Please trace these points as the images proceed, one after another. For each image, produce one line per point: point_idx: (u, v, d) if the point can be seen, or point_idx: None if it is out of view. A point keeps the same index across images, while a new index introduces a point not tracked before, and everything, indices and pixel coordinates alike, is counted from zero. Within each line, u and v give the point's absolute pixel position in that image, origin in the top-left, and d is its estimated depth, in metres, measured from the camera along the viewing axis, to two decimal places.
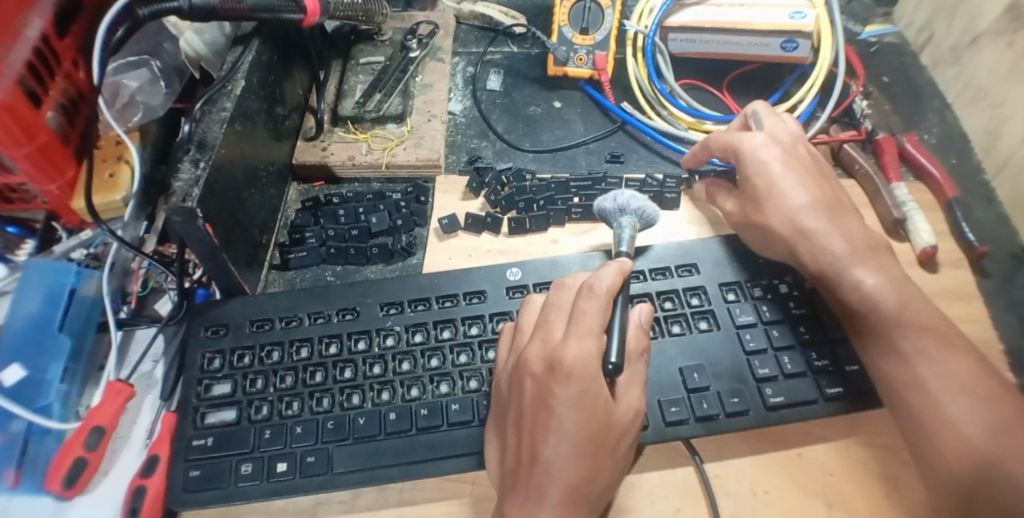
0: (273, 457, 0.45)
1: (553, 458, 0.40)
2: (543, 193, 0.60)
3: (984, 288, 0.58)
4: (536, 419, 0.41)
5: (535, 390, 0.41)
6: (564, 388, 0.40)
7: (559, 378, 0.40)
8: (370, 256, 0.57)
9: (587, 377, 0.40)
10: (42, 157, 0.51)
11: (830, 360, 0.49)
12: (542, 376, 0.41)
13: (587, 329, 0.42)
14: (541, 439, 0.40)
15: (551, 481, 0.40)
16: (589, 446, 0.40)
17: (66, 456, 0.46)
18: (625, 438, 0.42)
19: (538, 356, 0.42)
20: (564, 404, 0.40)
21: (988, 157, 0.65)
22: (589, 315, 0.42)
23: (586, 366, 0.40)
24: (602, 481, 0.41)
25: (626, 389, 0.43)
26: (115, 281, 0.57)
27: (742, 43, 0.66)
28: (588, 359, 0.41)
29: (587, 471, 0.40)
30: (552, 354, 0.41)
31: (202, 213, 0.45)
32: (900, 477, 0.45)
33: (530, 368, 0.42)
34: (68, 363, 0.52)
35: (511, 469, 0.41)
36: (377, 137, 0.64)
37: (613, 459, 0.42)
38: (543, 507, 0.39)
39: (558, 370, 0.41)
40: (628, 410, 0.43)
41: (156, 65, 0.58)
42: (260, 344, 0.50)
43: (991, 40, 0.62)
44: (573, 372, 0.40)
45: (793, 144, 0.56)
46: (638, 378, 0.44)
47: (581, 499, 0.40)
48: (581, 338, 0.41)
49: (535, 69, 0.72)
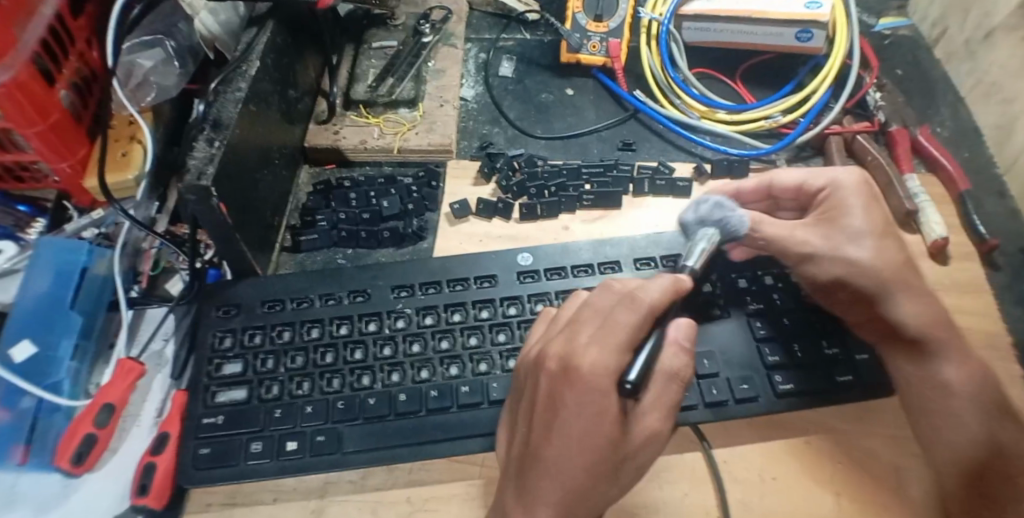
0: (281, 436, 0.45)
1: (556, 460, 0.36)
2: (555, 180, 0.60)
3: (996, 281, 0.57)
4: (544, 417, 0.38)
5: (548, 387, 0.38)
6: (575, 394, 0.37)
7: (572, 381, 0.37)
8: (381, 240, 0.57)
9: (601, 386, 0.37)
10: (56, 136, 0.51)
11: (842, 349, 0.49)
12: (556, 376, 0.38)
13: (617, 340, 0.38)
14: (547, 438, 0.37)
15: (551, 483, 0.36)
16: (596, 458, 0.36)
17: (77, 432, 0.47)
18: (636, 459, 0.38)
19: (556, 355, 0.39)
20: (574, 408, 0.36)
21: (1000, 152, 0.64)
22: (622, 326, 0.39)
23: (604, 376, 0.37)
24: (607, 495, 0.38)
25: (647, 414, 0.39)
26: (125, 260, 0.57)
27: (757, 33, 0.66)
28: (605, 369, 0.37)
29: (592, 482, 0.37)
30: (570, 357, 0.38)
31: (216, 192, 0.45)
32: (910, 467, 0.45)
33: (546, 366, 0.39)
34: (78, 340, 0.52)
35: (515, 463, 0.39)
36: (388, 121, 0.63)
37: (621, 477, 0.38)
38: (539, 506, 0.37)
39: (571, 374, 0.37)
40: (643, 433, 0.38)
41: (170, 45, 0.57)
42: (271, 325, 0.50)
43: (1006, 34, 0.62)
44: (588, 379, 0.37)
45: (842, 191, 0.49)
46: (666, 404, 0.39)
47: (580, 508, 0.37)
48: (604, 350, 0.38)
49: (548, 56, 0.72)
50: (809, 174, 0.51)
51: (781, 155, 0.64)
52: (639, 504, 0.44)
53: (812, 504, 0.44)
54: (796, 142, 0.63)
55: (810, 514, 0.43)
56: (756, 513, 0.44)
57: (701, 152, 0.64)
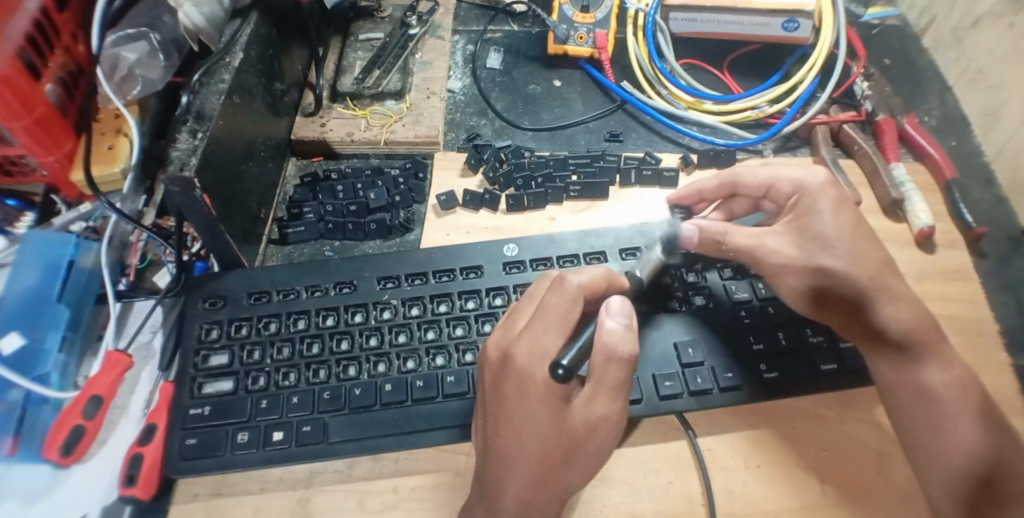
0: (268, 427, 0.46)
1: (507, 452, 0.38)
2: (541, 170, 0.60)
3: (981, 269, 0.58)
4: (493, 412, 0.39)
5: (491, 383, 0.39)
6: (515, 386, 0.38)
7: (509, 372, 0.38)
8: (368, 231, 0.57)
9: (535, 373, 0.38)
10: (43, 130, 0.51)
11: (825, 336, 0.49)
12: (496, 368, 0.39)
13: (548, 324, 0.39)
14: (497, 431, 0.38)
15: (507, 474, 0.38)
16: (544, 447, 0.37)
17: (64, 424, 0.47)
18: (585, 447, 0.39)
19: (494, 347, 0.40)
20: (514, 399, 0.38)
21: (987, 140, 0.65)
22: (552, 310, 0.40)
23: (538, 364, 0.38)
24: (565, 483, 0.39)
25: (590, 398, 0.39)
26: (113, 253, 0.57)
27: (743, 23, 0.66)
28: (538, 355, 0.38)
29: (543, 470, 0.38)
30: (507, 347, 0.39)
31: (199, 183, 0.45)
32: (894, 454, 0.46)
33: (488, 359, 0.40)
34: (66, 333, 0.52)
35: (478, 459, 0.40)
36: (375, 113, 0.64)
37: (573, 467, 0.39)
38: (502, 501, 0.38)
39: (508, 366, 0.39)
40: (586, 419, 0.38)
41: (155, 38, 0.57)
42: (256, 316, 0.50)
43: (992, 22, 0.62)
44: (523, 369, 0.38)
45: (806, 195, 0.49)
46: (608, 383, 0.38)
47: (542, 498, 0.38)
48: (535, 335, 0.39)
49: (535, 47, 0.72)
50: (775, 174, 0.51)
51: (768, 144, 0.65)
52: (622, 492, 0.44)
53: (794, 491, 0.44)
54: (782, 131, 0.63)
55: (792, 499, 0.44)
56: (739, 500, 0.44)
57: (688, 142, 0.64)
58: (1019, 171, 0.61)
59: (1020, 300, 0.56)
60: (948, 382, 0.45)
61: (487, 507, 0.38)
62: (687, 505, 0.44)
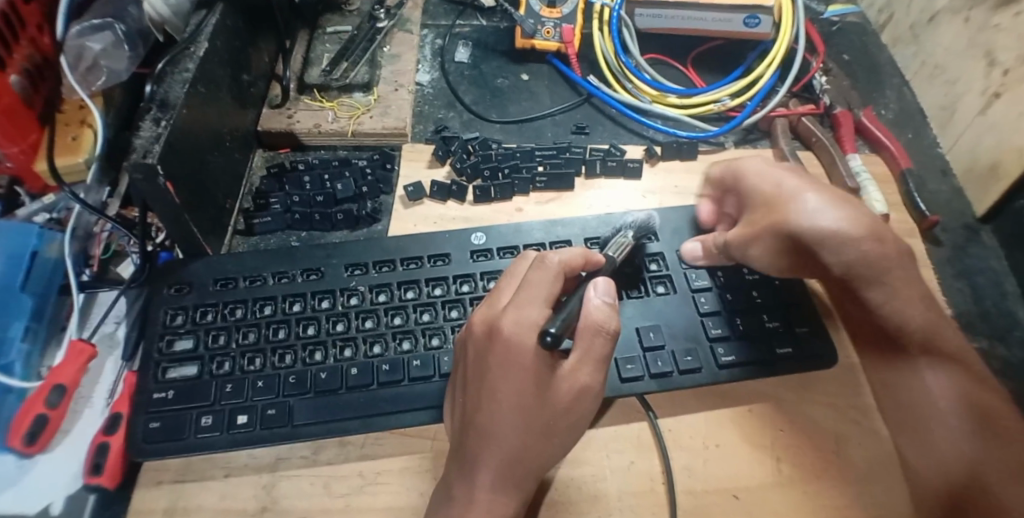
0: (232, 410, 0.46)
1: (488, 423, 0.39)
2: (509, 162, 0.61)
3: (935, 255, 0.60)
4: (474, 385, 0.40)
5: (474, 356, 0.40)
6: (496, 355, 0.39)
7: (495, 343, 0.39)
8: (335, 222, 0.58)
9: (523, 343, 0.39)
10: (7, 120, 0.51)
11: (782, 322, 0.50)
12: (481, 340, 0.40)
13: (533, 297, 0.40)
14: (478, 405, 0.39)
15: (485, 445, 0.39)
16: (521, 416, 0.39)
17: (27, 413, 0.47)
18: (564, 417, 0.40)
19: (481, 320, 0.41)
20: (497, 370, 0.39)
21: (942, 133, 0.67)
22: (536, 284, 0.41)
23: (528, 332, 0.39)
24: (542, 455, 0.40)
25: (576, 368, 0.40)
26: (76, 244, 0.57)
27: (704, 19, 0.67)
28: (525, 325, 0.39)
29: (523, 441, 0.39)
30: (493, 321, 0.40)
31: (162, 170, 0.45)
32: (848, 433, 0.48)
33: (473, 333, 0.41)
34: (29, 323, 0.52)
35: (455, 433, 0.41)
36: (343, 105, 0.64)
37: (552, 436, 0.40)
38: (478, 471, 0.39)
39: (494, 339, 0.39)
40: (571, 389, 0.40)
41: (120, 28, 0.56)
42: (222, 302, 0.50)
43: (950, 17, 0.65)
44: (511, 339, 0.38)
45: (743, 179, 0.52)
46: (595, 356, 0.40)
47: (517, 470, 0.39)
48: (521, 307, 0.40)
49: (503, 42, 0.73)
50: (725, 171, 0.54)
51: (729, 137, 0.66)
52: (585, 472, 0.45)
53: (753, 469, 0.46)
54: (743, 123, 0.65)
55: (751, 477, 0.45)
56: (699, 478, 0.45)
57: (653, 135, 0.66)
58: (973, 160, 0.63)
59: (972, 286, 0.59)
60: (920, 382, 0.45)
61: (463, 480, 0.39)
62: (649, 484, 0.45)
